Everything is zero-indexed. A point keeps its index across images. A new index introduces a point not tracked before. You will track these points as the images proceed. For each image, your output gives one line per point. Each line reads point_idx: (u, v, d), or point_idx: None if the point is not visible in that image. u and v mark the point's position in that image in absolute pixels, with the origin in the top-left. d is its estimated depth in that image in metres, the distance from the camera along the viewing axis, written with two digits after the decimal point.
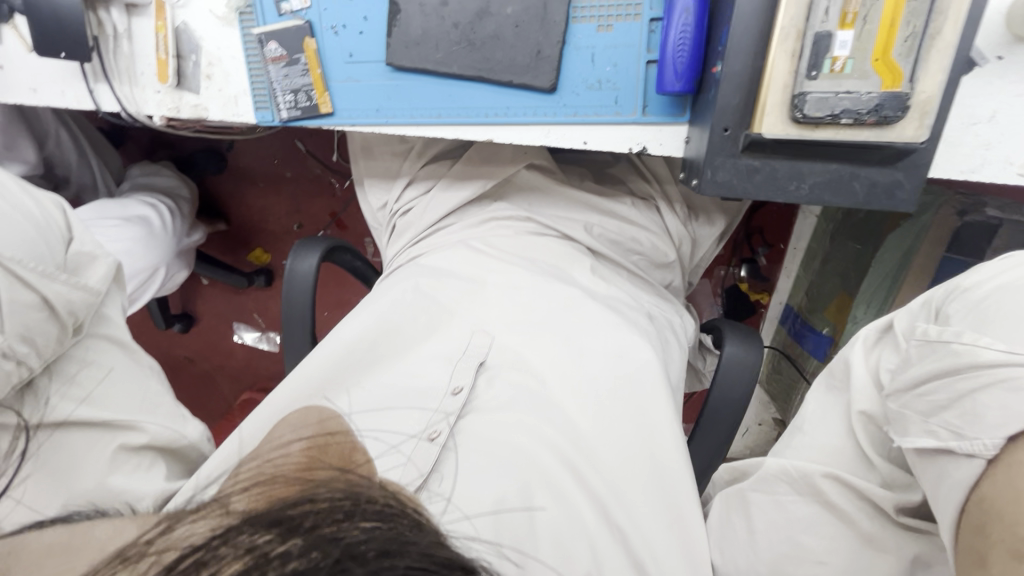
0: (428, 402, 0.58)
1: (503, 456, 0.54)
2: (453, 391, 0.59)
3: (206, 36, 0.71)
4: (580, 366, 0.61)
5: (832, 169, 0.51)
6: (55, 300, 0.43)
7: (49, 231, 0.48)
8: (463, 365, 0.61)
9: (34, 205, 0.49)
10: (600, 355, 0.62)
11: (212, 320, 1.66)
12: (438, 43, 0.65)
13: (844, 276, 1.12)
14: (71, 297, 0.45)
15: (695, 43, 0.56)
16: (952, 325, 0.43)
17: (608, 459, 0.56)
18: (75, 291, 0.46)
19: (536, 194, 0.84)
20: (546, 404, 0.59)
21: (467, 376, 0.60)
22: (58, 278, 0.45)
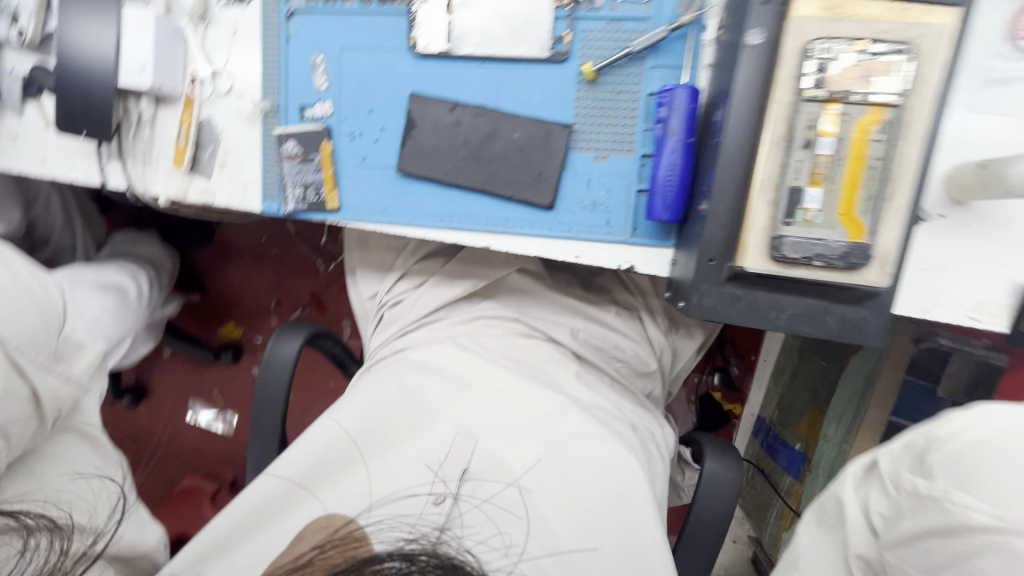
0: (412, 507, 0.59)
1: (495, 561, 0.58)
2: (435, 500, 0.59)
3: (227, 131, 0.76)
4: (566, 481, 0.61)
5: (807, 303, 0.55)
6: (43, 392, 0.51)
7: (55, 319, 0.55)
8: (446, 471, 0.60)
9: (35, 283, 0.56)
10: (585, 469, 0.61)
11: (166, 394, 1.56)
12: (448, 157, 0.71)
13: (813, 392, 1.17)
14: (59, 390, 0.53)
15: (682, 180, 0.63)
16: (938, 480, 0.45)
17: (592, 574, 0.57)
18: (65, 385, 0.53)
19: (524, 297, 0.87)
20: (532, 520, 0.59)
21: (450, 483, 0.60)
22: (53, 372, 0.52)
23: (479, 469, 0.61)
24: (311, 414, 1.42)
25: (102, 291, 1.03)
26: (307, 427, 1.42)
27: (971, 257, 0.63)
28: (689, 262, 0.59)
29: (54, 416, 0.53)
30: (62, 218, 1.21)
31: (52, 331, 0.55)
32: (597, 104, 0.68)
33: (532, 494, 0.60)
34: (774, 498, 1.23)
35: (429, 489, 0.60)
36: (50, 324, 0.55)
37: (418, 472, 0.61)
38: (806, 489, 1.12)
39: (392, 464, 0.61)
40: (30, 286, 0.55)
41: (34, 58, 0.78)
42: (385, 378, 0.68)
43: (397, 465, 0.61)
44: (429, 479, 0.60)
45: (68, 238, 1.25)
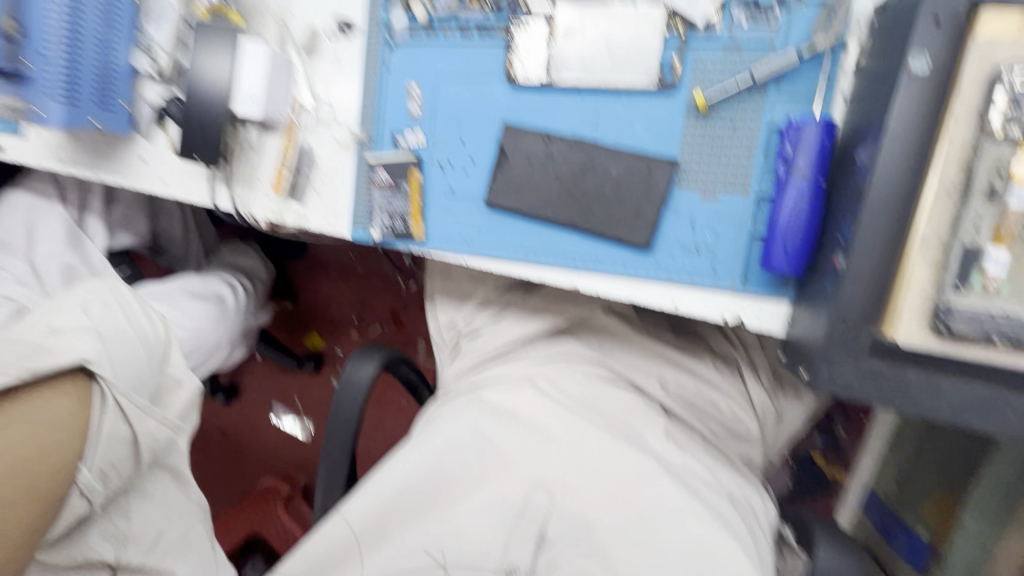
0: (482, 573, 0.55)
1: None
2: (508, 570, 0.55)
3: (324, 158, 0.77)
4: (654, 563, 0.53)
5: (978, 390, 0.44)
6: (141, 435, 0.57)
7: (160, 359, 0.65)
8: None
9: (144, 322, 0.66)
10: (677, 553, 0.53)
11: (255, 397, 1.65)
12: (538, 190, 0.67)
13: (945, 470, 0.95)
14: (156, 433, 0.59)
15: (809, 227, 0.54)
16: None
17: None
18: (162, 428, 0.60)
19: (609, 340, 0.80)
20: None
21: (524, 554, 0.56)
22: (154, 416, 0.59)
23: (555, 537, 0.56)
24: (381, 431, 1.43)
25: (202, 302, 1.09)
26: (375, 443, 1.43)
27: None
28: (816, 324, 0.50)
29: (149, 455, 0.60)
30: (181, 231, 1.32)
31: (155, 372, 0.64)
32: (708, 137, 0.61)
33: (615, 574, 0.53)
34: None
35: (500, 556, 0.56)
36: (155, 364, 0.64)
37: (486, 533, 0.56)
38: None
39: (455, 521, 0.57)
40: (142, 327, 0.64)
41: (165, 89, 0.85)
42: (399, 456, 0.62)
43: (452, 529, 0.57)
44: (499, 545, 0.56)
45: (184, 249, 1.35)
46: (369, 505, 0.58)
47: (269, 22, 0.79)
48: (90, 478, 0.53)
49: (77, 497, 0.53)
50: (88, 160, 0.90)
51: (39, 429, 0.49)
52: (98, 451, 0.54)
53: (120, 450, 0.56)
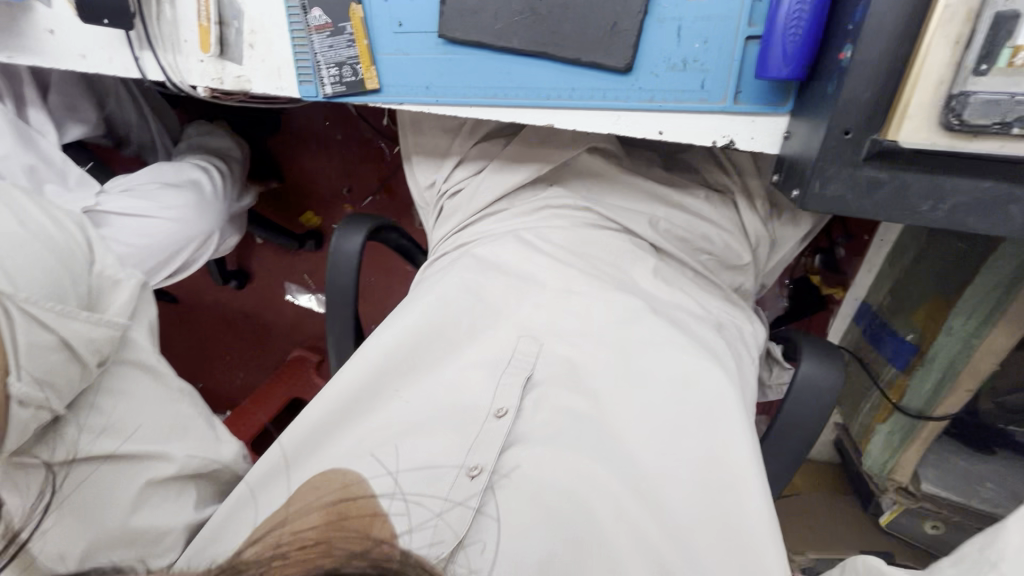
0: (468, 424, 0.53)
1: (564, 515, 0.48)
2: (497, 413, 0.54)
3: (249, 1, 0.66)
4: (640, 392, 0.55)
5: (984, 188, 0.40)
6: (72, 339, 0.42)
7: None
8: (511, 378, 0.56)
9: (49, 219, 0.48)
10: (662, 380, 0.56)
11: (263, 279, 1.68)
12: (498, 11, 0.57)
13: (943, 278, 0.97)
14: (93, 334, 0.44)
15: (814, 17, 0.46)
16: None
17: (678, 519, 0.49)
18: (99, 327, 0.45)
19: (596, 182, 0.76)
20: (604, 435, 0.53)
21: (511, 396, 0.55)
22: (82, 315, 0.43)
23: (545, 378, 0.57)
24: (389, 297, 1.47)
25: (178, 190, 1.03)
26: (385, 309, 1.48)
27: None
28: (813, 135, 0.45)
29: (99, 360, 0.46)
30: (136, 115, 1.22)
31: None
32: None
33: (604, 403, 0.55)
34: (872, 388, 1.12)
35: (490, 402, 0.55)
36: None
37: (479, 386, 0.56)
38: (913, 386, 1.00)
39: (449, 376, 0.57)
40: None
41: None
42: (390, 321, 0.62)
43: (446, 384, 0.57)
44: (491, 389, 0.56)
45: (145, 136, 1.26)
46: (375, 356, 0.58)
47: None
48: (25, 388, 0.40)
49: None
50: None
51: None
52: (18, 355, 0.40)
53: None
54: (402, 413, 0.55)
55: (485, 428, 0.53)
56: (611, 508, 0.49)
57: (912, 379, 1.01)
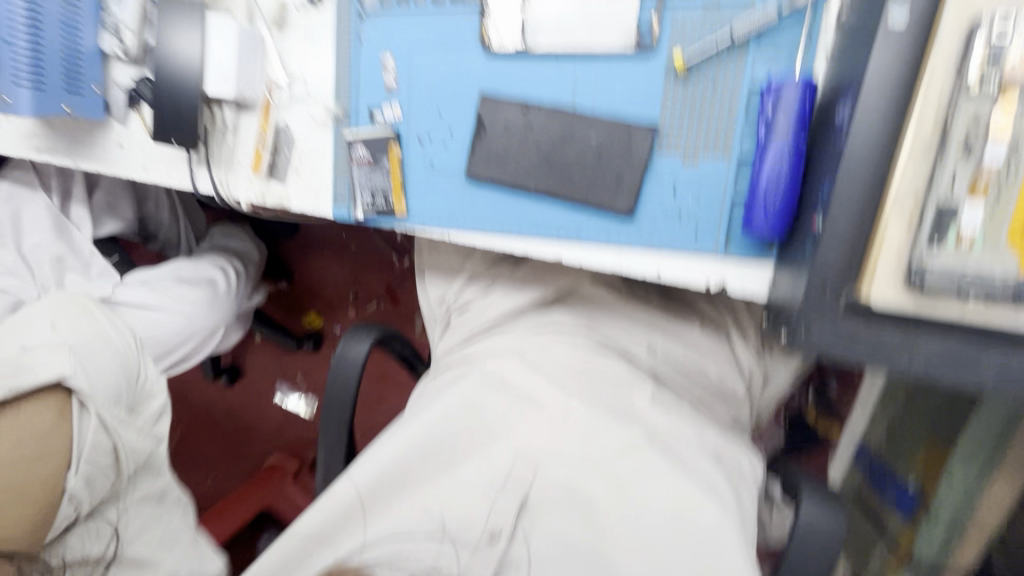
0: (463, 542, 0.56)
1: None
2: (490, 536, 0.56)
3: (301, 136, 0.76)
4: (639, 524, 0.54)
5: (953, 345, 0.45)
6: None
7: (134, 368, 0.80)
8: (503, 504, 0.57)
9: None
10: (660, 512, 0.55)
11: (257, 376, 1.67)
12: (519, 161, 0.66)
13: (935, 424, 0.98)
14: None
15: (790, 188, 0.54)
16: None
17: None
18: None
19: (598, 308, 0.81)
20: (597, 564, 0.54)
21: (506, 518, 0.57)
22: None
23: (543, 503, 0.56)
24: (384, 405, 1.45)
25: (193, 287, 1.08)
26: (377, 417, 1.45)
27: None
28: (796, 287, 0.50)
29: None
30: (169, 215, 1.30)
31: None
32: (688, 100, 0.60)
33: (602, 530, 0.55)
34: (878, 538, 1.07)
35: (483, 525, 0.57)
36: (130, 377, 0.79)
37: (475, 505, 0.57)
38: (922, 537, 0.97)
39: (445, 494, 0.58)
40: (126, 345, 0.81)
41: (136, 70, 0.83)
42: (390, 432, 0.62)
43: (443, 500, 0.58)
44: (483, 514, 0.57)
45: (173, 234, 1.33)
46: (364, 478, 0.59)
47: None
48: None
49: None
50: (65, 148, 0.89)
51: None
52: None
53: (105, 458, 0.71)
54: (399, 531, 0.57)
55: (480, 551, 0.56)
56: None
57: (920, 530, 0.97)
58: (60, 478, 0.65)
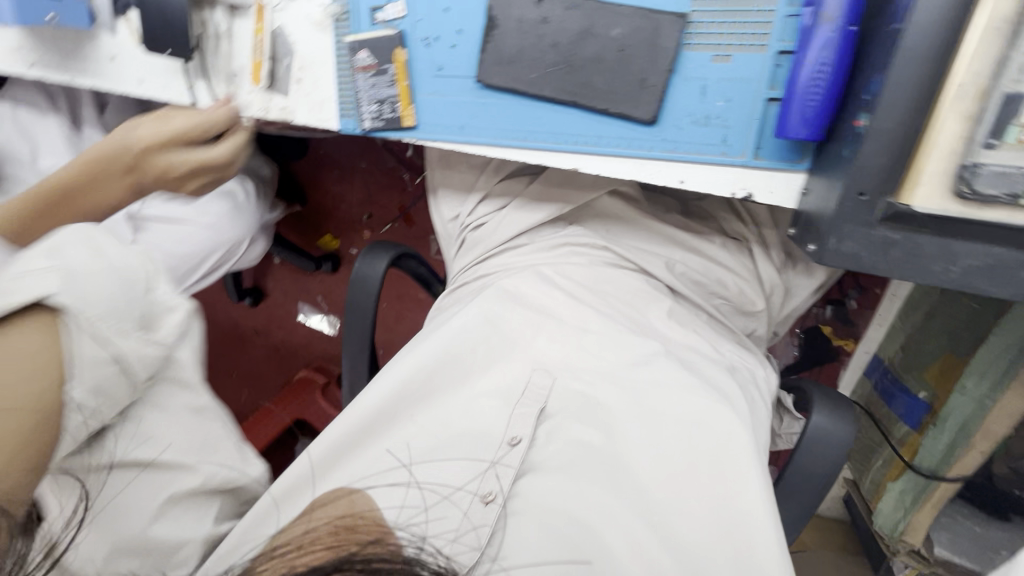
0: (482, 453, 0.55)
1: (565, 532, 0.51)
2: (509, 442, 0.55)
3: (300, 41, 0.71)
4: (654, 431, 0.56)
5: (994, 254, 0.42)
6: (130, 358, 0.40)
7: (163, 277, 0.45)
8: (523, 412, 0.57)
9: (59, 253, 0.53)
10: (674, 419, 0.56)
11: (279, 297, 1.71)
12: (533, 63, 0.61)
13: (955, 337, 0.97)
14: (147, 353, 0.41)
15: (832, 85, 0.49)
16: None
17: (684, 548, 0.51)
18: (148, 348, 0.41)
19: (616, 223, 0.79)
20: (614, 470, 0.54)
21: (526, 426, 0.56)
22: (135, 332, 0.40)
23: (558, 411, 0.58)
24: (403, 323, 1.49)
25: (212, 198, 1.05)
26: (397, 335, 1.50)
27: None
28: (830, 195, 0.47)
29: (148, 375, 0.43)
30: None
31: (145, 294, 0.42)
32: None
33: (618, 438, 0.56)
34: (885, 446, 1.11)
35: (504, 431, 0.56)
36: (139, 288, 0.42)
37: (493, 413, 0.57)
38: (926, 444, 0.99)
39: (463, 403, 0.58)
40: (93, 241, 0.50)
41: None
42: (409, 350, 0.63)
43: (461, 411, 0.58)
44: (503, 419, 0.57)
45: None
46: (384, 391, 0.59)
47: None
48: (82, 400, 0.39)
49: (72, 418, 0.38)
50: (57, 62, 0.85)
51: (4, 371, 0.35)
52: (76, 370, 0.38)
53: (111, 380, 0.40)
54: (415, 438, 0.56)
55: (499, 456, 0.54)
56: (622, 534, 0.51)
57: (925, 438, 1.00)
58: (56, 393, 0.37)
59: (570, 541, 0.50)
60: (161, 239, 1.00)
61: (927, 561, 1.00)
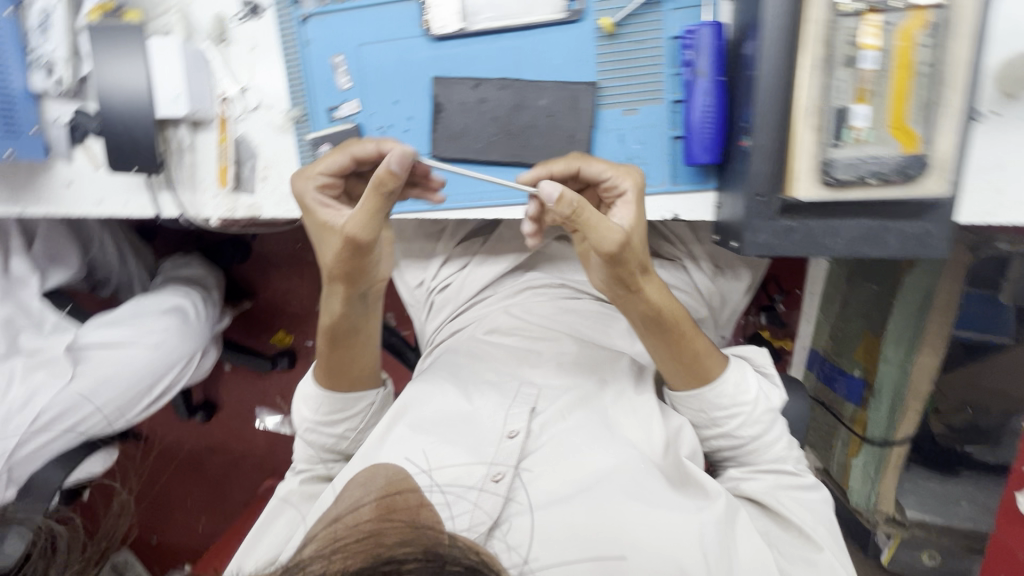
0: (485, 451, 0.59)
1: (570, 492, 0.57)
2: (509, 434, 0.60)
3: (263, 145, 0.78)
4: (613, 432, 0.62)
5: (865, 225, 0.55)
6: (323, 441, 0.70)
7: (366, 407, 0.70)
8: (516, 410, 0.63)
9: None
10: (630, 421, 0.64)
11: (235, 406, 1.64)
12: (478, 134, 0.71)
13: (868, 317, 1.12)
14: (338, 441, 0.70)
15: (718, 121, 0.63)
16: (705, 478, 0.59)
17: (637, 524, 0.54)
18: (337, 439, 0.70)
19: (566, 262, 0.89)
20: (586, 463, 0.59)
21: (521, 420, 0.62)
22: (338, 426, 0.70)
23: (546, 407, 0.64)
24: None
25: (161, 316, 1.05)
26: None
27: None
28: (737, 205, 0.59)
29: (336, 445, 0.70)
30: (116, 256, 1.25)
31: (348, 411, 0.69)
32: (619, 56, 0.67)
33: (590, 425, 0.62)
34: (840, 428, 1.22)
35: (502, 428, 0.61)
36: (352, 408, 0.69)
37: (490, 418, 0.63)
38: (872, 418, 1.12)
39: (467, 412, 0.64)
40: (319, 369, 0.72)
41: (75, 103, 0.81)
42: (421, 377, 0.70)
43: (463, 421, 0.63)
44: (500, 419, 0.62)
45: (126, 275, 1.29)
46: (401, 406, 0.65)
47: (170, 14, 0.76)
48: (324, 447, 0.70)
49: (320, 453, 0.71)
50: (7, 195, 0.86)
51: (369, 360, 0.69)
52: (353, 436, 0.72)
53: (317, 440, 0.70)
54: (425, 445, 0.60)
55: (502, 448, 0.60)
56: (614, 507, 0.55)
57: (869, 411, 1.13)
58: (372, 377, 0.71)
59: (583, 528, 0.53)
60: (96, 364, 0.98)
61: (904, 526, 1.17)
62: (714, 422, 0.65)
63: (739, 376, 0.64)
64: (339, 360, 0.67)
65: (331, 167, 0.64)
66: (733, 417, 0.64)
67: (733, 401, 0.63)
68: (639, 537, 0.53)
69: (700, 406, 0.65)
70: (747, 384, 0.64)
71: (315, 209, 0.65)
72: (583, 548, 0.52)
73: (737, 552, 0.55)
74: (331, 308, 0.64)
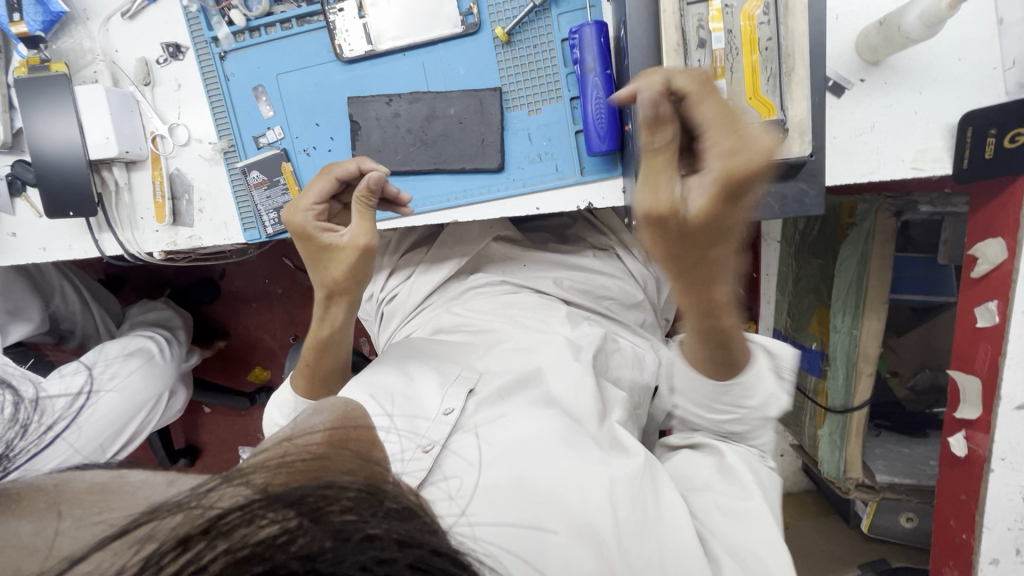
0: (421, 423, 0.58)
1: (507, 456, 0.55)
2: (445, 411, 0.60)
3: (196, 177, 0.81)
4: (549, 402, 0.63)
5: None
6: None
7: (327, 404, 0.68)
8: (455, 389, 0.63)
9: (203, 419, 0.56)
10: (565, 391, 0.65)
11: (215, 447, 1.63)
12: (396, 146, 0.75)
13: (819, 291, 1.16)
14: None
15: (611, 111, 0.67)
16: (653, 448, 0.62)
17: (567, 487, 0.53)
18: None
19: (508, 262, 0.93)
20: (517, 442, 0.57)
21: (458, 398, 0.61)
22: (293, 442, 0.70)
23: (485, 387, 0.64)
24: None
25: (126, 358, 1.08)
26: None
27: (899, 110, 0.66)
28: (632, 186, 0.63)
29: None
30: (79, 307, 1.26)
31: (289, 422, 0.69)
32: (516, 62, 0.72)
33: (520, 400, 0.63)
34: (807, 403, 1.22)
35: (438, 406, 0.61)
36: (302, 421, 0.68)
37: (430, 399, 0.62)
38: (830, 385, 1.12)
39: (404, 397, 0.62)
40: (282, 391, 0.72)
41: (12, 157, 0.84)
42: (370, 368, 0.68)
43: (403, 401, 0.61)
44: (438, 398, 0.62)
45: (91, 325, 1.29)
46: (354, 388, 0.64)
47: (95, 61, 0.79)
48: None
49: None
50: None
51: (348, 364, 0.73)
52: None
53: None
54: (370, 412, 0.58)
55: (439, 422, 0.59)
56: (547, 474, 0.54)
57: (827, 380, 1.12)
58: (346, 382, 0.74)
59: (524, 495, 0.52)
60: None
61: (875, 490, 1.08)
62: (713, 414, 0.60)
63: (755, 377, 0.57)
64: (324, 372, 0.68)
65: (321, 194, 0.66)
66: (731, 415, 0.60)
67: (734, 403, 0.58)
68: (569, 498, 0.53)
69: (707, 396, 0.59)
70: (757, 387, 0.57)
71: (317, 235, 0.64)
72: (518, 510, 0.51)
73: (660, 501, 0.55)
74: (331, 320, 0.66)
